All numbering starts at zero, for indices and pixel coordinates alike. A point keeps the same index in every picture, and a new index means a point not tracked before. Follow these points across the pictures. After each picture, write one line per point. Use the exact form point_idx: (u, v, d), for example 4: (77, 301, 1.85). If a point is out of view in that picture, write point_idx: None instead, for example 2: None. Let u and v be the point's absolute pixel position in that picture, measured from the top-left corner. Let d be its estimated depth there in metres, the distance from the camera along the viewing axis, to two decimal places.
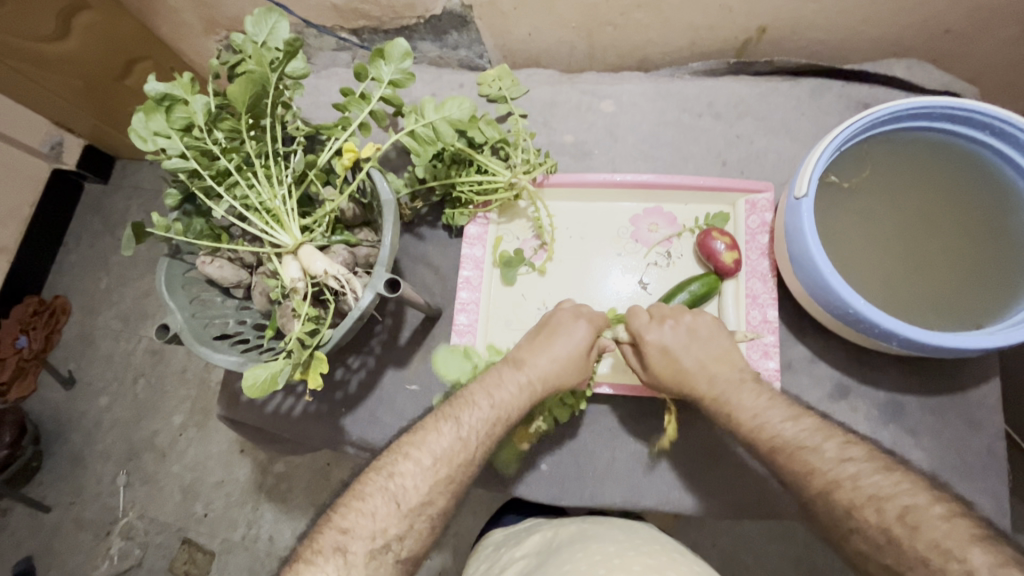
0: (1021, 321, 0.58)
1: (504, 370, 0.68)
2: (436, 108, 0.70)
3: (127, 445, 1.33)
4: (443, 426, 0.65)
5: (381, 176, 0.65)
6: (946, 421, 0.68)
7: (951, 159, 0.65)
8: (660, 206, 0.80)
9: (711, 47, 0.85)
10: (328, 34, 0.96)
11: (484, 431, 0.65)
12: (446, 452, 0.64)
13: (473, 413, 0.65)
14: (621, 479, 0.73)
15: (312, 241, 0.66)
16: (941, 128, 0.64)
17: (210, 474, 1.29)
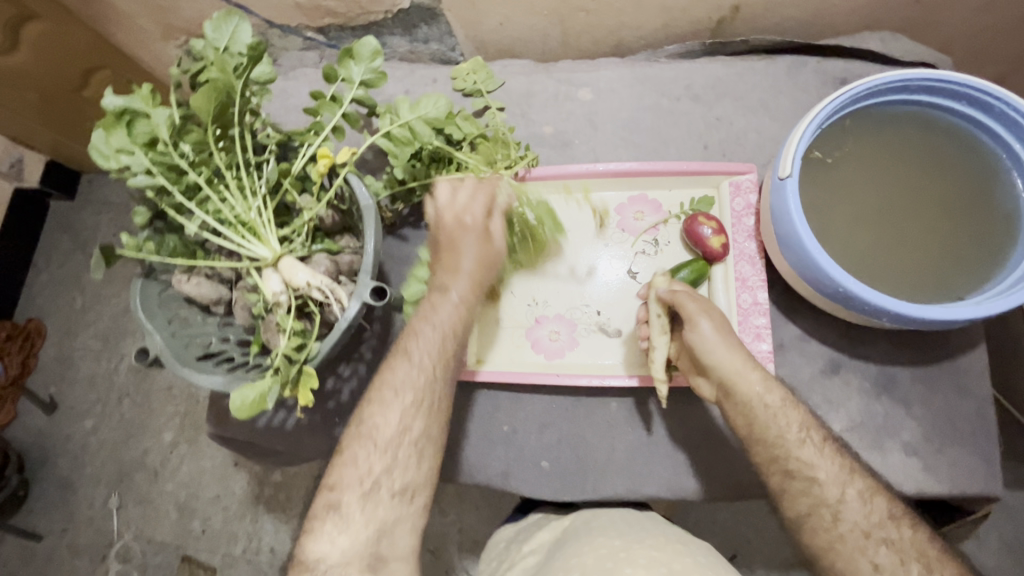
0: (1008, 288, 0.58)
1: (434, 298, 0.66)
2: (412, 108, 0.70)
3: (118, 466, 1.30)
4: (399, 363, 0.63)
5: (359, 181, 0.63)
6: (937, 389, 0.68)
7: (930, 129, 0.65)
8: (645, 194, 0.79)
9: (685, 29, 0.84)
10: (293, 34, 0.93)
11: (435, 353, 0.64)
12: (406, 381, 0.63)
13: (421, 341, 0.64)
14: (623, 469, 0.73)
15: (292, 253, 0.64)
16: (921, 100, 0.64)
17: (205, 489, 1.27)
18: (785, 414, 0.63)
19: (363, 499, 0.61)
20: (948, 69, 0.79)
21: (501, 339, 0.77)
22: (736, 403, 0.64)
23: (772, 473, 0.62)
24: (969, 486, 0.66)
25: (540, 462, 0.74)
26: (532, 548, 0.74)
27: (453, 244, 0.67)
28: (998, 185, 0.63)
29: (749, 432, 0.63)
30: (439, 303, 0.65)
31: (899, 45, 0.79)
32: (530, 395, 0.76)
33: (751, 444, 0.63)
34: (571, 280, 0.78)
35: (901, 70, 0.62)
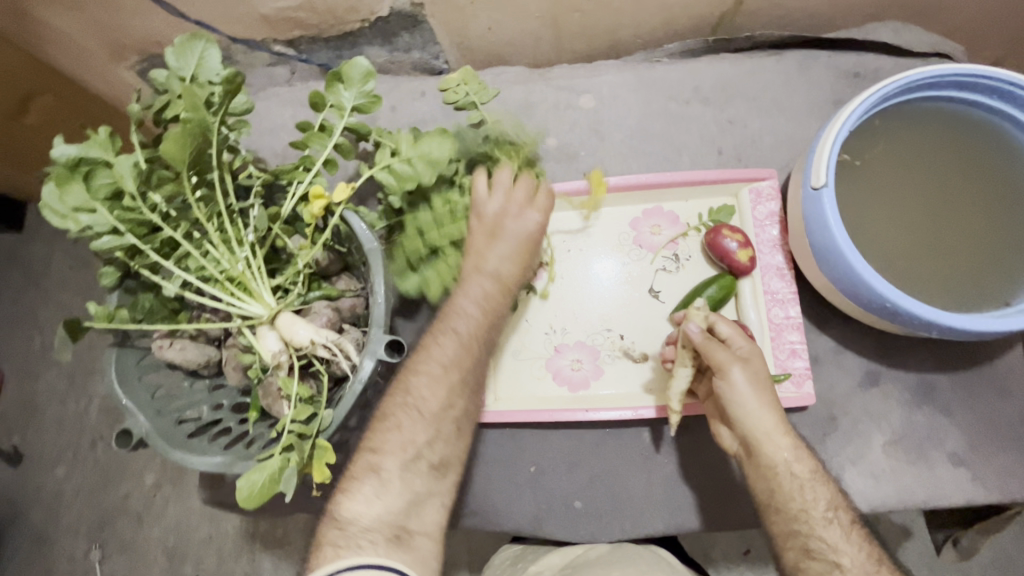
0: None
1: (469, 276, 0.60)
2: (411, 142, 0.59)
3: (97, 515, 1.20)
4: (434, 347, 0.58)
5: (358, 219, 0.56)
6: (977, 394, 0.66)
7: (960, 127, 0.62)
8: (660, 206, 0.74)
9: (687, 26, 0.80)
10: (261, 49, 0.85)
11: (478, 334, 0.59)
12: (452, 358, 0.58)
13: (462, 321, 0.59)
14: (661, 505, 0.68)
15: (287, 306, 0.57)
16: (949, 95, 0.61)
17: (196, 532, 1.18)
18: (813, 489, 0.59)
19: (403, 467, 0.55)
20: (961, 58, 0.76)
21: (519, 372, 0.72)
22: (760, 461, 0.60)
23: (789, 548, 0.59)
24: (1016, 493, 0.64)
25: (571, 502, 0.69)
26: (542, 568, 0.67)
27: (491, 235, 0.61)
28: None
29: (768, 500, 0.60)
30: (475, 281, 0.60)
31: (912, 35, 0.75)
32: (555, 431, 0.71)
33: (772, 507, 0.60)
34: (590, 304, 0.73)
35: (933, 66, 0.58)
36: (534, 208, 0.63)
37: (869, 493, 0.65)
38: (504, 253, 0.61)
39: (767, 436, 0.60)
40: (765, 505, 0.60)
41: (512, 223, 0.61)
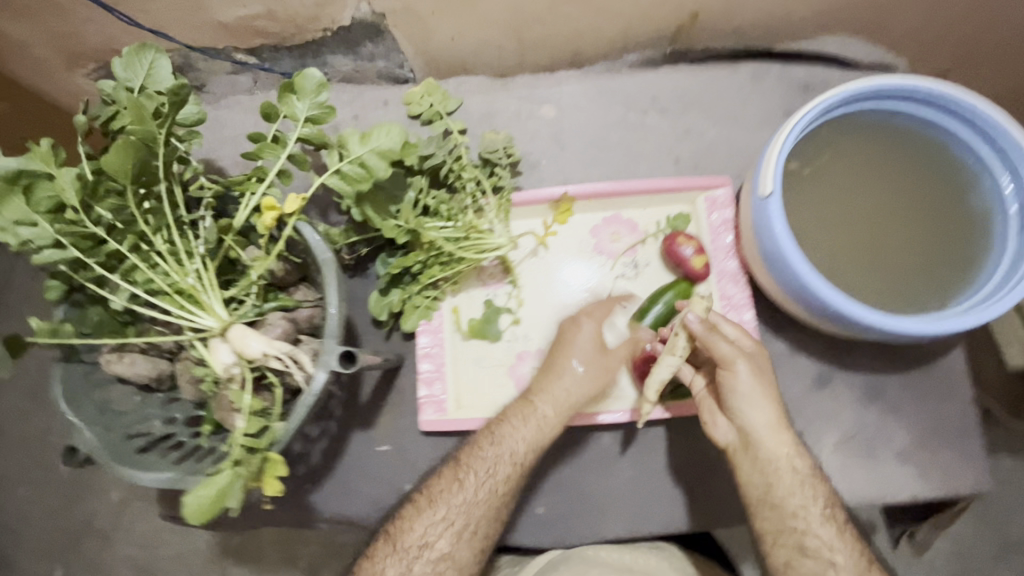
0: (989, 298, 0.58)
1: (537, 403, 0.67)
2: (361, 139, 0.58)
3: (62, 535, 1.16)
4: (467, 480, 0.65)
5: (312, 229, 0.56)
6: (924, 394, 0.68)
7: (901, 137, 0.65)
8: (619, 214, 0.75)
9: (646, 38, 0.82)
10: (221, 57, 0.86)
11: (495, 484, 0.65)
12: (458, 503, 0.64)
13: (496, 464, 0.65)
14: (626, 512, 0.69)
15: (241, 318, 0.56)
16: (890, 107, 0.64)
17: (167, 549, 1.15)
18: (810, 487, 0.62)
19: None
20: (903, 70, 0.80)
21: (483, 381, 0.73)
22: (757, 453, 0.62)
23: (782, 543, 0.61)
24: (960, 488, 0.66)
25: (535, 508, 0.70)
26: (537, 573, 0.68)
27: (552, 364, 0.68)
28: (970, 190, 0.63)
29: (764, 494, 0.62)
30: (542, 413, 0.67)
31: (857, 48, 0.78)
32: None
33: (768, 502, 0.62)
34: (552, 310, 0.74)
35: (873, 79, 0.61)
36: (591, 319, 0.69)
37: None
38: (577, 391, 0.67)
39: (768, 431, 0.63)
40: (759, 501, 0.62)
41: (581, 363, 0.68)
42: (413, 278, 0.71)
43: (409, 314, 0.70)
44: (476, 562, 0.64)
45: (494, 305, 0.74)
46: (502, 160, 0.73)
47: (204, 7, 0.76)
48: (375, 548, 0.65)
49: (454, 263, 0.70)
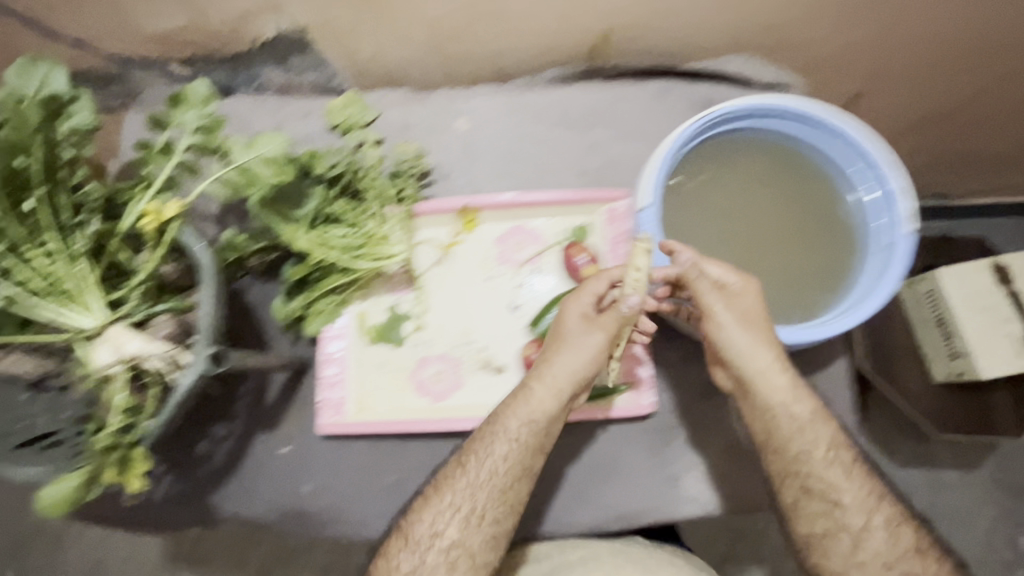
0: (860, 304, 0.61)
1: (535, 389, 0.65)
2: (246, 145, 0.60)
3: (7, 539, 1.16)
4: (471, 468, 0.65)
5: (194, 236, 0.58)
6: (805, 404, 0.71)
7: (780, 151, 0.68)
8: (524, 224, 0.78)
9: (561, 55, 0.86)
10: (158, 67, 0.88)
11: (518, 464, 0.65)
12: (465, 492, 0.64)
13: (502, 445, 0.65)
14: (574, 496, 0.74)
15: (126, 319, 0.58)
16: (767, 125, 0.66)
17: (116, 551, 1.16)
18: (813, 428, 0.64)
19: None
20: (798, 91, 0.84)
21: (384, 386, 0.74)
22: (756, 399, 0.65)
23: (789, 485, 0.65)
24: None
25: None
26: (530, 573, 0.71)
27: (556, 347, 0.66)
28: (845, 201, 0.66)
29: (767, 440, 0.65)
30: (537, 400, 0.65)
31: (756, 69, 0.83)
32: (416, 441, 0.73)
33: (772, 447, 0.65)
34: (454, 317, 0.76)
35: (747, 98, 0.64)
36: (574, 302, 0.66)
37: None
38: (566, 373, 0.65)
39: (766, 372, 0.64)
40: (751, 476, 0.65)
41: (589, 341, 0.65)
42: (317, 283, 0.72)
43: (313, 318, 0.72)
44: (490, 550, 0.64)
45: (399, 311, 0.76)
46: (411, 171, 0.77)
47: (132, 18, 0.79)
48: (388, 544, 0.66)
49: (353, 269, 0.71)
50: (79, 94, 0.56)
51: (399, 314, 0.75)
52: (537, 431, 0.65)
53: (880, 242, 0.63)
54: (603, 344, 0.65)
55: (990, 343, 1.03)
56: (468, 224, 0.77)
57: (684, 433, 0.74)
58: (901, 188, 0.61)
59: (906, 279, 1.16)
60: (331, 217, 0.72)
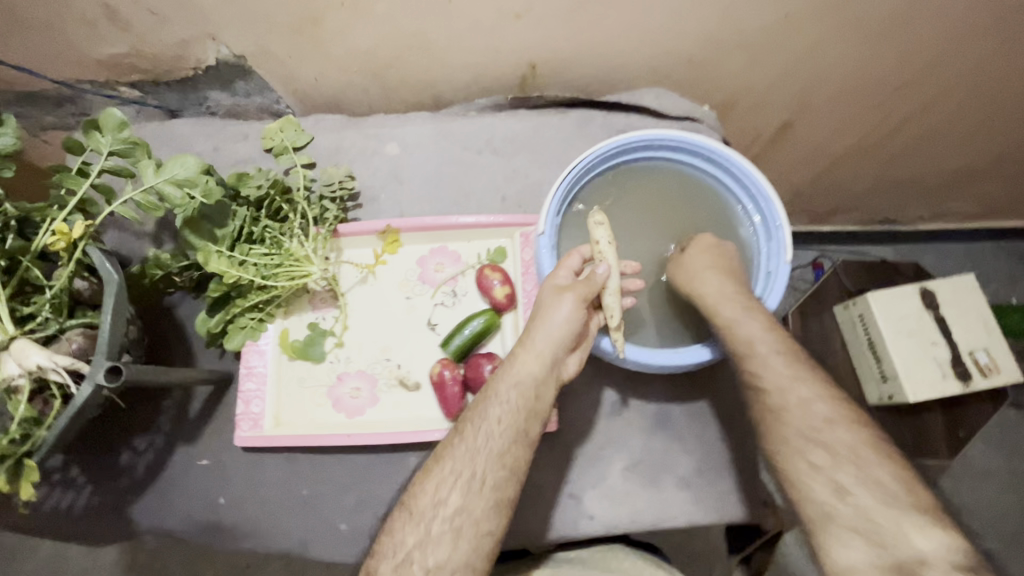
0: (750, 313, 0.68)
1: (521, 356, 0.65)
2: (158, 171, 0.65)
3: None
4: (469, 432, 0.63)
5: (103, 255, 0.61)
6: (707, 423, 0.74)
7: (674, 177, 0.74)
8: (445, 246, 0.81)
9: (494, 84, 0.90)
10: (106, 90, 0.91)
11: (512, 422, 0.63)
12: (466, 450, 0.62)
13: (497, 406, 0.63)
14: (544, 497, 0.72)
15: (34, 332, 0.60)
16: (661, 155, 0.72)
17: (73, 564, 1.13)
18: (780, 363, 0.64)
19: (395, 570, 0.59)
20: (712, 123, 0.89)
21: (303, 400, 0.76)
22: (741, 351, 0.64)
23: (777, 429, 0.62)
24: (733, 512, 0.71)
25: (338, 525, 0.74)
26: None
27: (533, 319, 0.65)
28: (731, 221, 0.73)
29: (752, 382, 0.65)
30: (525, 365, 0.64)
31: (670, 100, 0.91)
32: (331, 455, 0.75)
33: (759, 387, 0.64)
34: (374, 334, 0.78)
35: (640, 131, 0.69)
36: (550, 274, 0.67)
37: (605, 515, 0.71)
38: (552, 336, 0.64)
39: (746, 318, 0.65)
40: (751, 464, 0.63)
41: (567, 306, 0.63)
42: (237, 300, 0.74)
43: (233, 334, 0.74)
44: (492, 518, 0.61)
45: (320, 327, 0.78)
46: (335, 193, 0.80)
47: (77, 45, 0.82)
48: (391, 523, 0.62)
49: (270, 287, 0.74)
50: (5, 120, 0.62)
51: (318, 329, 0.77)
52: (527, 395, 0.64)
53: (765, 269, 0.69)
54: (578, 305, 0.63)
55: (917, 366, 1.06)
56: (392, 245, 0.80)
57: (635, 436, 0.74)
58: (783, 220, 0.66)
59: (842, 305, 1.19)
60: (252, 236, 0.74)
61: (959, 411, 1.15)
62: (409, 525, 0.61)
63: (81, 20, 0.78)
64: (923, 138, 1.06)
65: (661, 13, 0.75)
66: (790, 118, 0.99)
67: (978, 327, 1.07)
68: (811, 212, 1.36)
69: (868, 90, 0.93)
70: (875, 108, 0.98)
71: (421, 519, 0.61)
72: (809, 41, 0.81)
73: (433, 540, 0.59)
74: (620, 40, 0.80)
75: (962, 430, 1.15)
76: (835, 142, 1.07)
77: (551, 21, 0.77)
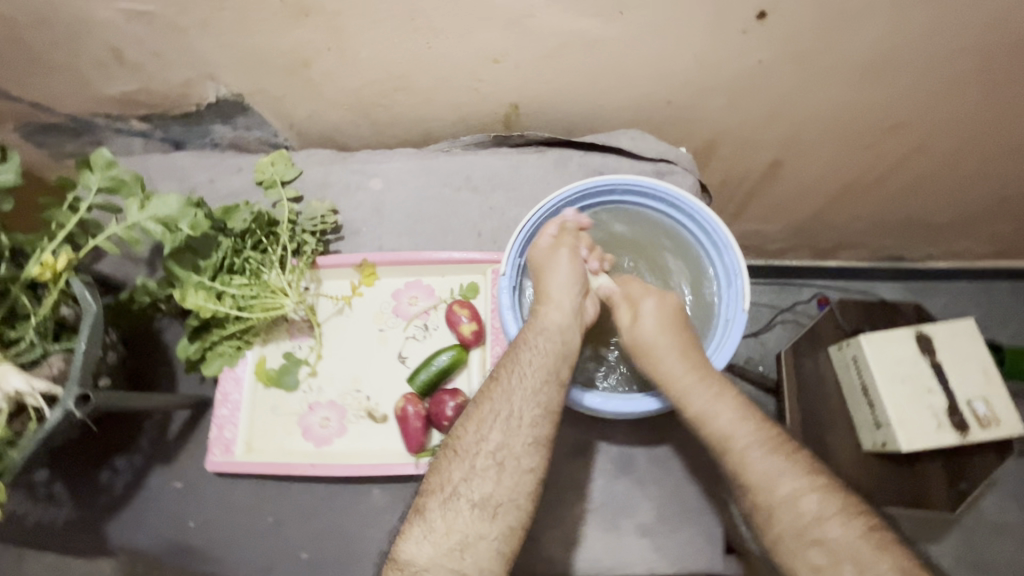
0: (721, 343, 0.72)
1: (543, 309, 0.69)
2: (141, 207, 0.68)
3: None
4: (504, 377, 0.65)
5: (84, 286, 0.64)
6: (669, 469, 0.74)
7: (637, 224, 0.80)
8: (420, 279, 0.83)
9: (479, 122, 0.92)
10: (120, 122, 0.97)
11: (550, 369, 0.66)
12: (515, 386, 0.65)
13: (532, 353, 0.66)
14: None
15: (18, 356, 0.63)
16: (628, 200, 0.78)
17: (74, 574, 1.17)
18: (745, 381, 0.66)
19: (445, 505, 0.62)
20: (689, 163, 0.89)
21: (276, 427, 0.78)
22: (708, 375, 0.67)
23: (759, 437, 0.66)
24: (691, 561, 0.70)
25: (299, 554, 0.76)
26: None
27: (543, 279, 0.72)
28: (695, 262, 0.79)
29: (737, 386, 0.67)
30: (550, 316, 0.69)
31: (645, 142, 0.89)
32: (297, 483, 0.77)
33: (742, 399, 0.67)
34: (346, 367, 0.80)
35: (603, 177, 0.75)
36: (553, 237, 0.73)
37: (562, 559, 0.71)
38: (565, 287, 0.71)
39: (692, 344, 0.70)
40: (743, 452, 0.65)
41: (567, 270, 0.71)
42: (216, 327, 0.76)
43: (212, 359, 0.76)
44: (532, 453, 0.64)
45: (295, 356, 0.80)
46: (318, 227, 0.82)
47: (89, 83, 0.88)
48: (439, 463, 0.65)
49: (247, 318, 0.76)
50: (10, 156, 0.66)
51: (295, 358, 0.79)
52: (554, 338, 0.68)
53: (724, 318, 0.73)
54: (572, 258, 0.72)
55: (911, 416, 1.02)
56: (370, 276, 0.82)
57: (599, 480, 0.73)
58: (742, 269, 0.71)
59: (837, 346, 1.16)
60: (233, 267, 0.77)
61: (960, 461, 1.10)
62: (455, 463, 0.64)
63: (90, 61, 0.83)
64: (919, 179, 1.04)
65: (635, 58, 0.77)
66: (779, 156, 0.98)
67: (978, 375, 1.03)
68: (812, 247, 1.34)
69: (858, 132, 0.92)
70: (866, 148, 0.96)
71: (466, 455, 0.63)
72: (789, 85, 0.81)
73: (478, 474, 0.63)
74: (597, 84, 0.82)
75: (965, 481, 1.09)
76: (826, 182, 1.06)
77: (528, 65, 0.79)
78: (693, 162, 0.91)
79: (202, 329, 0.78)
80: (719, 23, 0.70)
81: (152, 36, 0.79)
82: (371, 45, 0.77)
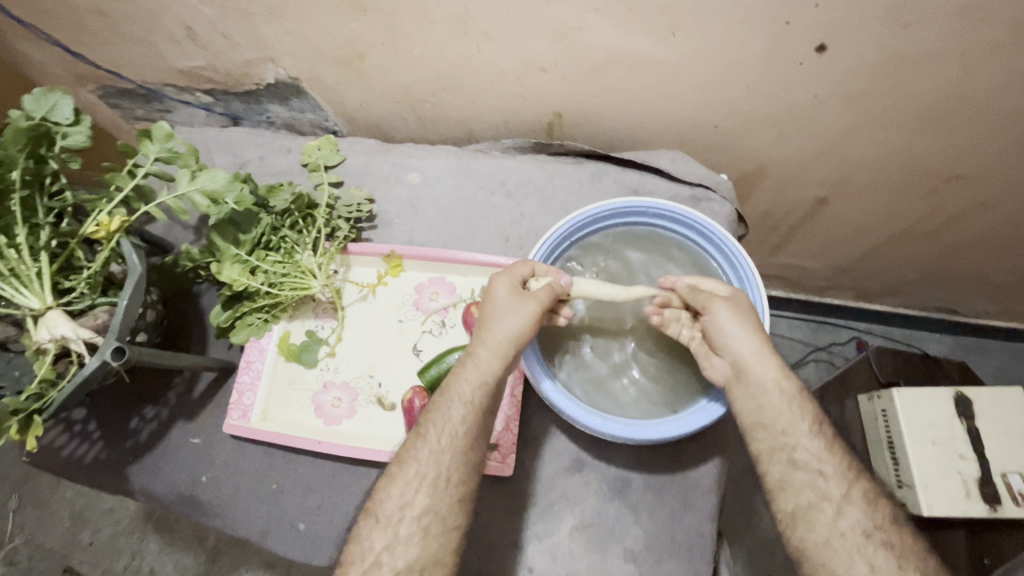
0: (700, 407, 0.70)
1: (480, 354, 0.67)
2: (191, 179, 0.73)
3: (21, 470, 1.30)
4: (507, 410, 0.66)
5: (133, 248, 0.69)
6: (664, 499, 0.73)
7: (666, 248, 0.81)
8: (443, 276, 0.85)
9: (522, 128, 0.92)
10: (186, 93, 1.03)
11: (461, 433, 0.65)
12: None
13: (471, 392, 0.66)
14: (506, 528, 0.74)
15: (69, 305, 0.68)
16: (660, 223, 0.79)
17: (101, 501, 1.27)
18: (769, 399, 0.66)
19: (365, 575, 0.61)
20: (728, 192, 0.87)
21: (292, 400, 0.82)
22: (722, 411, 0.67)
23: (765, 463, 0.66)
24: None
25: (296, 524, 0.79)
26: None
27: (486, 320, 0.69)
28: None
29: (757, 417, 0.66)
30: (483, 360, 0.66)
31: (685, 165, 0.88)
32: (304, 457, 0.81)
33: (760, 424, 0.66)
34: (364, 351, 0.83)
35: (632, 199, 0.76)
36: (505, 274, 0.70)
37: (545, 570, 0.72)
38: (508, 331, 0.67)
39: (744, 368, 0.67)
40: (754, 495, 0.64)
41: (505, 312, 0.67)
42: (247, 299, 0.80)
43: (240, 329, 0.79)
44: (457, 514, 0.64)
45: (316, 335, 0.84)
46: (353, 214, 0.85)
47: (162, 56, 0.94)
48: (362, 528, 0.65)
49: (277, 294, 0.80)
50: (82, 119, 0.70)
51: (315, 338, 0.81)
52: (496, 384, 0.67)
53: None
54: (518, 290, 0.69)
55: (937, 479, 0.96)
56: (394, 270, 0.85)
57: (592, 498, 0.74)
58: (766, 307, 0.71)
59: (867, 395, 1.10)
60: (270, 244, 0.81)
61: (989, 538, 1.02)
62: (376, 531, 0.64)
63: (164, 35, 0.89)
64: (982, 233, 0.98)
65: (683, 81, 0.75)
66: (827, 193, 0.95)
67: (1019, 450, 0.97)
68: (856, 288, 1.28)
69: (915, 178, 0.87)
70: (923, 196, 0.91)
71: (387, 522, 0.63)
72: (844, 123, 0.78)
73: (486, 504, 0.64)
74: (643, 103, 0.81)
75: (988, 559, 1.02)
76: (874, 225, 1.01)
77: (574, 77, 0.79)
78: (732, 192, 0.89)
79: (235, 299, 0.82)
80: (774, 55, 0.68)
81: (222, 18, 0.83)
82: (423, 44, 0.79)
